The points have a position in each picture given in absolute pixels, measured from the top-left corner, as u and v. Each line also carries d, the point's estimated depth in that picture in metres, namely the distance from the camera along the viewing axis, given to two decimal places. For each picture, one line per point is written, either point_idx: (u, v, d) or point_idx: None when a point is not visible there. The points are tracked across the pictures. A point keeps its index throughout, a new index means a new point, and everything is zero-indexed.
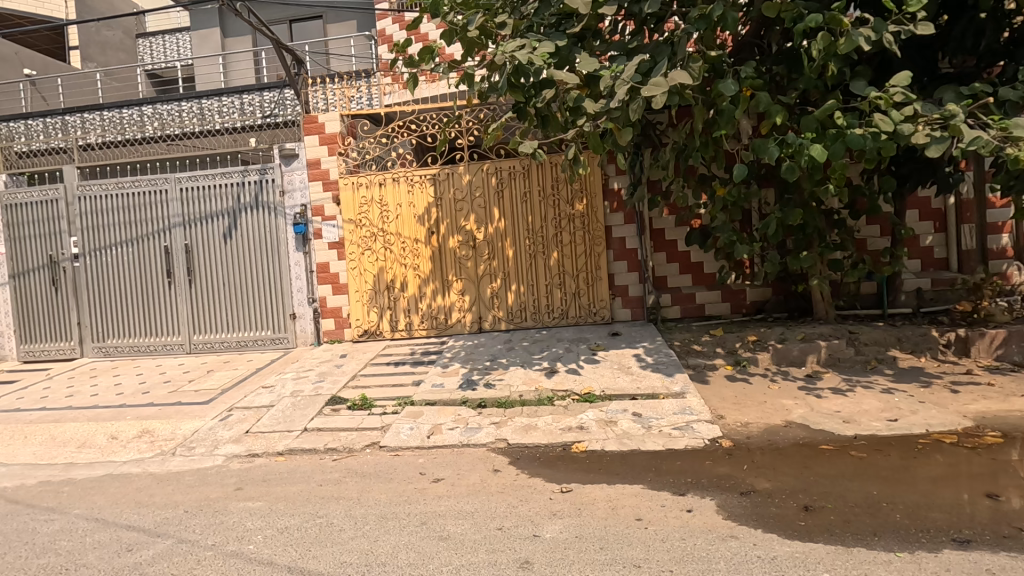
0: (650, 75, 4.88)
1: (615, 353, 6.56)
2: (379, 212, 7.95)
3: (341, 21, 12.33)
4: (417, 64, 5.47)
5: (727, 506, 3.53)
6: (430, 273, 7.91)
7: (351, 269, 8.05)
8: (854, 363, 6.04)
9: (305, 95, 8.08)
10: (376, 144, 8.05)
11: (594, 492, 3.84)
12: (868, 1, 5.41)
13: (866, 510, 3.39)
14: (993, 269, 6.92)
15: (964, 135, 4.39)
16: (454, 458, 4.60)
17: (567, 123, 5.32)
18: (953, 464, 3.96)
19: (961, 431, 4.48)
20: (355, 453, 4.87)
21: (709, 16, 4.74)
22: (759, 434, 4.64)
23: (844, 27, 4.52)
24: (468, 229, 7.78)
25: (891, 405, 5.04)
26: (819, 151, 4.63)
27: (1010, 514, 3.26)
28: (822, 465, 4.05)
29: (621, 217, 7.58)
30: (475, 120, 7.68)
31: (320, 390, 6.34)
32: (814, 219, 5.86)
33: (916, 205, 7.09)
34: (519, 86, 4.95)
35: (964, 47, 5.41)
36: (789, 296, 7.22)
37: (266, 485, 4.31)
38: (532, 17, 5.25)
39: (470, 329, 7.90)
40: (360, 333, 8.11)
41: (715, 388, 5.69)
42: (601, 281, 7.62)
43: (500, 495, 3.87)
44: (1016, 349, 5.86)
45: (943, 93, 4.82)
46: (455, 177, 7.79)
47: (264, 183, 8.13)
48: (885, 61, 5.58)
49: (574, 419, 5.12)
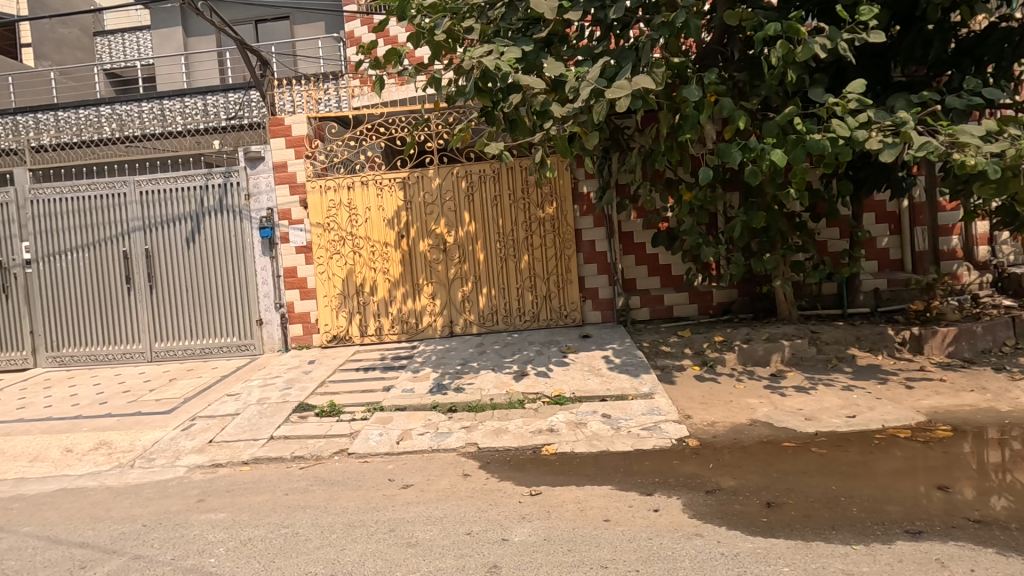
0: (615, 79, 4.96)
1: (586, 356, 6.60)
2: (348, 215, 7.86)
3: (309, 22, 12.22)
4: (383, 66, 5.42)
5: (693, 505, 3.59)
6: (400, 277, 7.85)
7: (319, 273, 7.93)
8: (816, 361, 6.22)
9: (271, 96, 7.92)
10: (345, 146, 7.90)
11: (563, 494, 3.86)
12: (824, 11, 5.57)
13: (825, 505, 3.49)
14: (944, 269, 7.24)
15: (914, 142, 4.56)
16: (424, 464, 4.57)
17: (534, 127, 5.35)
18: (909, 458, 4.10)
19: (915, 425, 4.65)
20: (323, 460, 4.80)
21: (672, 23, 4.87)
22: (725, 433, 4.74)
23: (802, 36, 4.67)
24: (439, 232, 7.76)
25: (850, 403, 5.20)
26: (780, 155, 4.75)
27: (960, 506, 3.39)
28: (785, 462, 4.15)
29: (590, 220, 7.65)
30: (444, 123, 7.63)
31: (287, 397, 6.21)
32: (776, 221, 6.02)
33: (873, 209, 7.35)
34: (486, 91, 4.99)
35: (915, 57, 5.59)
36: (754, 297, 7.40)
37: (230, 496, 4.20)
38: (500, 22, 5.30)
39: (441, 333, 7.86)
40: (329, 338, 8.00)
41: (683, 388, 5.79)
42: (572, 284, 7.66)
43: (469, 500, 3.86)
44: (966, 346, 6.10)
45: (895, 101, 5.01)
46: (424, 180, 7.75)
47: (229, 186, 7.95)
48: (841, 69, 5.76)
49: (544, 422, 5.14)
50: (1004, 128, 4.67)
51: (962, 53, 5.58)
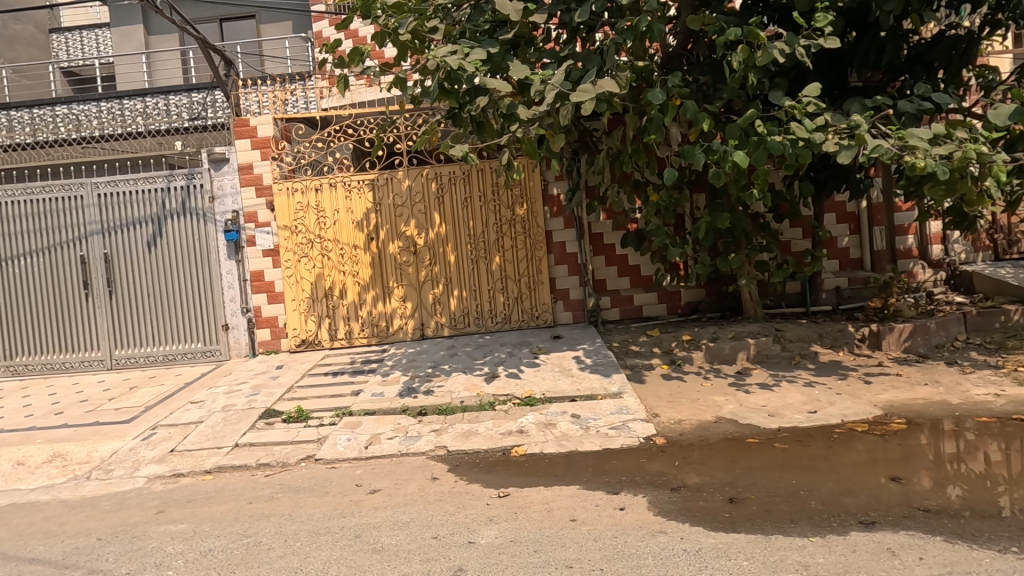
0: (580, 82, 5.00)
1: (556, 356, 6.64)
2: (316, 217, 7.75)
3: (275, 22, 12.02)
4: (347, 65, 5.37)
5: (658, 502, 3.63)
6: (370, 280, 7.77)
7: (287, 277, 7.80)
8: (780, 359, 6.36)
9: (235, 96, 7.75)
10: (313, 148, 7.80)
11: (531, 495, 3.88)
12: (783, 17, 5.72)
13: (784, 498, 3.58)
14: (901, 267, 7.49)
15: (868, 144, 4.70)
16: (392, 468, 4.54)
17: (501, 129, 5.36)
18: (868, 451, 4.23)
19: (872, 419, 4.81)
20: (290, 467, 4.71)
21: (636, 27, 4.91)
22: (692, 431, 4.82)
23: (761, 41, 4.79)
24: (409, 234, 7.70)
25: (812, 398, 5.34)
26: (742, 158, 4.86)
27: (912, 496, 3.52)
28: (749, 458, 4.24)
29: (561, 221, 7.67)
30: (412, 125, 7.59)
31: (253, 403, 6.09)
32: (740, 222, 6.13)
33: (833, 209, 7.56)
34: (452, 91, 4.98)
35: (869, 63, 5.76)
36: (721, 296, 7.54)
37: (191, 506, 4.10)
38: (465, 23, 5.28)
39: (412, 336, 7.81)
40: (298, 342, 7.87)
41: (652, 387, 5.86)
42: (543, 285, 7.68)
43: (437, 503, 3.84)
44: (922, 341, 6.31)
45: (850, 105, 5.16)
46: (394, 181, 7.69)
47: (192, 188, 7.77)
48: (800, 73, 5.91)
49: (514, 423, 5.14)
50: (952, 131, 4.85)
51: (914, 59, 5.78)
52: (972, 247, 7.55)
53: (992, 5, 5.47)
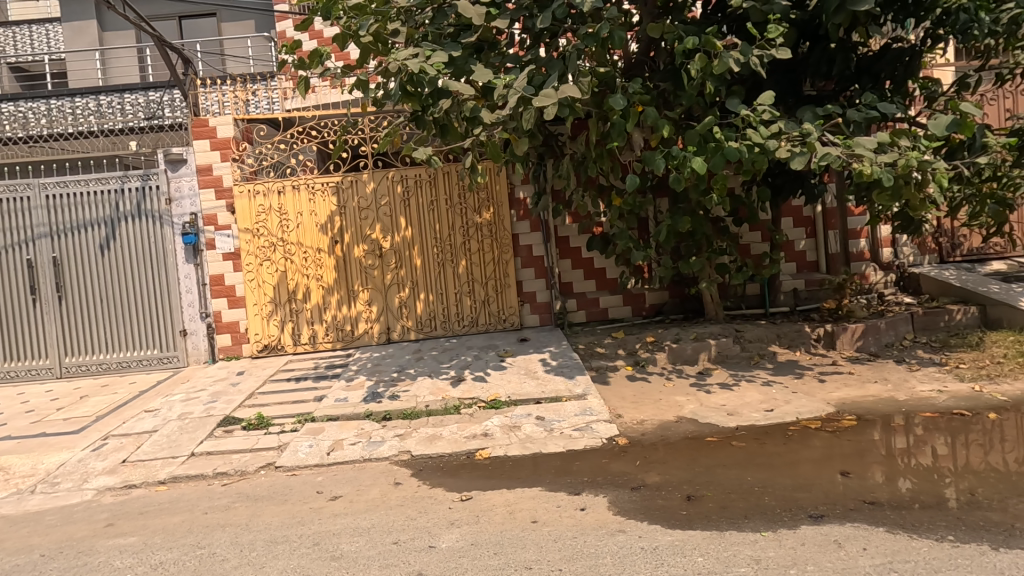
0: (543, 87, 5.06)
1: (522, 359, 6.67)
2: (279, 220, 7.61)
3: (237, 20, 11.76)
4: (307, 67, 5.31)
5: (618, 502, 3.69)
6: (334, 283, 7.66)
7: (248, 281, 7.63)
8: (740, 359, 6.53)
9: (194, 95, 7.55)
10: (275, 149, 7.65)
11: (493, 498, 3.89)
12: (739, 27, 5.88)
13: (739, 495, 3.67)
14: (855, 270, 7.77)
15: (818, 152, 4.87)
16: (355, 474, 4.48)
17: (466, 132, 5.36)
18: (820, 447, 4.38)
19: (824, 417, 4.97)
20: (248, 476, 4.61)
21: (597, 34, 4.98)
22: (653, 431, 4.90)
23: (717, 50, 4.93)
24: (374, 237, 7.63)
25: (769, 397, 5.50)
26: (700, 164, 4.98)
27: (859, 490, 3.66)
28: (707, 456, 4.34)
29: (527, 225, 7.70)
30: (376, 127, 7.54)
31: (211, 411, 5.93)
32: (701, 226, 6.26)
33: (791, 213, 7.82)
34: (415, 94, 4.96)
35: (821, 72, 5.97)
36: (684, 298, 7.69)
37: (142, 518, 3.97)
38: (428, 26, 5.30)
39: (377, 340, 7.73)
40: (260, 348, 7.70)
41: (616, 388, 5.95)
42: (509, 288, 7.70)
43: (398, 509, 3.80)
44: (873, 341, 6.56)
45: (803, 113, 5.34)
46: (359, 184, 7.61)
47: (147, 190, 7.54)
48: (756, 82, 6.10)
49: (479, 426, 5.15)
50: (896, 140, 5.05)
51: (863, 70, 6.03)
52: (920, 250, 7.90)
53: (933, 20, 5.75)
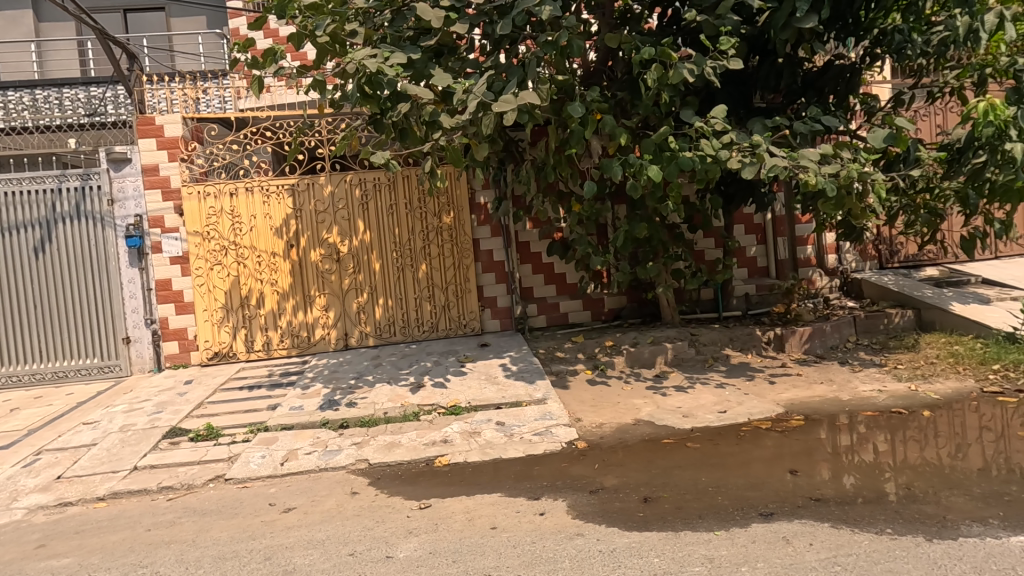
0: (502, 93, 5.08)
1: (482, 364, 6.64)
2: (231, 223, 7.36)
3: (187, 16, 11.33)
4: (261, 66, 5.17)
5: (577, 506, 3.71)
6: (289, 288, 7.46)
7: (198, 286, 7.33)
8: (695, 362, 6.71)
9: (139, 92, 7.23)
10: (227, 150, 7.41)
11: (453, 505, 3.85)
12: (693, 39, 6.08)
13: (694, 495, 3.76)
14: (802, 275, 8.10)
15: (766, 162, 5.05)
16: (310, 485, 4.36)
17: (425, 136, 5.31)
18: (771, 446, 4.53)
19: (774, 417, 5.16)
20: (196, 489, 4.41)
21: (556, 42, 5.03)
22: (612, 434, 4.97)
23: (673, 61, 5.07)
24: (331, 241, 7.48)
25: (722, 399, 5.66)
26: (656, 172, 5.10)
27: (807, 487, 3.80)
28: (664, 458, 4.43)
29: (488, 230, 7.69)
30: (334, 129, 7.41)
31: (156, 422, 5.66)
32: (657, 232, 6.39)
33: (742, 221, 8.10)
34: (373, 96, 4.88)
35: (770, 86, 6.22)
36: (642, 303, 7.84)
37: (78, 537, 3.75)
38: (387, 28, 5.27)
39: (335, 346, 7.55)
40: (210, 355, 7.41)
41: (576, 392, 6.00)
42: (469, 293, 7.67)
43: (355, 519, 3.72)
44: (819, 343, 6.86)
45: (753, 125, 5.54)
46: (316, 187, 7.44)
47: (87, 190, 7.19)
48: (710, 93, 6.30)
49: (438, 433, 5.09)
50: (839, 152, 5.30)
51: (808, 84, 6.32)
52: (861, 256, 8.31)
53: (872, 39, 6.08)
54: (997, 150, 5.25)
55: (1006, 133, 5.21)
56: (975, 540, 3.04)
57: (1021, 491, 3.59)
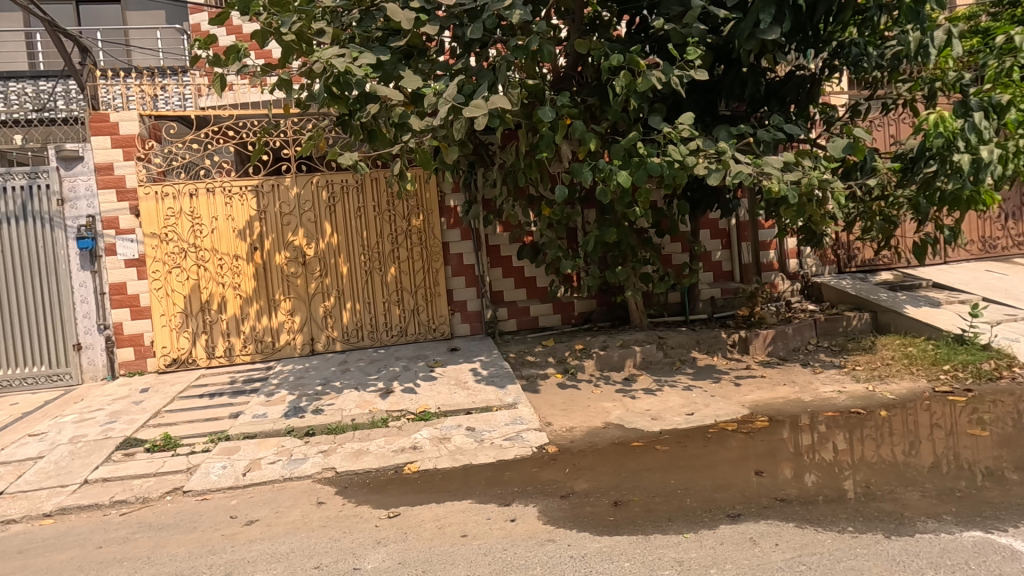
0: (473, 96, 5.05)
1: (452, 369, 6.58)
2: (191, 225, 7.11)
3: (145, 10, 10.94)
4: (223, 64, 5.00)
5: (548, 511, 3.70)
6: (253, 292, 7.25)
7: (155, 290, 7.06)
8: (663, 364, 6.81)
9: (92, 87, 6.94)
10: (187, 149, 7.16)
11: (422, 513, 3.79)
12: (661, 47, 6.18)
13: (663, 498, 3.80)
14: (765, 279, 8.32)
15: (732, 169, 5.14)
16: (273, 495, 4.22)
17: (394, 138, 5.25)
18: (737, 448, 4.61)
19: (740, 418, 5.26)
20: (151, 503, 4.23)
21: (527, 46, 5.02)
22: (582, 437, 4.98)
23: (641, 68, 5.13)
24: (297, 244, 7.31)
25: (689, 401, 5.75)
26: (625, 177, 5.15)
27: (772, 487, 3.88)
28: (633, 460, 4.47)
29: (457, 233, 7.64)
30: (299, 130, 7.24)
31: (109, 433, 5.40)
32: (626, 236, 6.46)
33: (708, 226, 8.26)
34: (341, 97, 4.79)
35: (735, 94, 6.37)
36: (611, 306, 7.90)
37: (22, 557, 3.54)
38: (355, 28, 5.21)
39: (301, 351, 7.37)
40: (167, 362, 7.14)
41: (546, 396, 6.01)
42: (439, 297, 7.59)
43: (321, 530, 3.62)
44: (781, 345, 7.05)
45: (718, 132, 5.65)
46: (281, 189, 7.26)
47: (35, 189, 6.87)
48: (676, 101, 6.41)
49: (407, 439, 5.01)
50: (801, 160, 5.45)
51: (771, 93, 6.48)
52: (821, 261, 8.58)
53: (830, 52, 6.30)
54: (947, 159, 5.55)
55: (955, 144, 5.51)
56: (930, 536, 3.16)
57: (970, 486, 3.75)
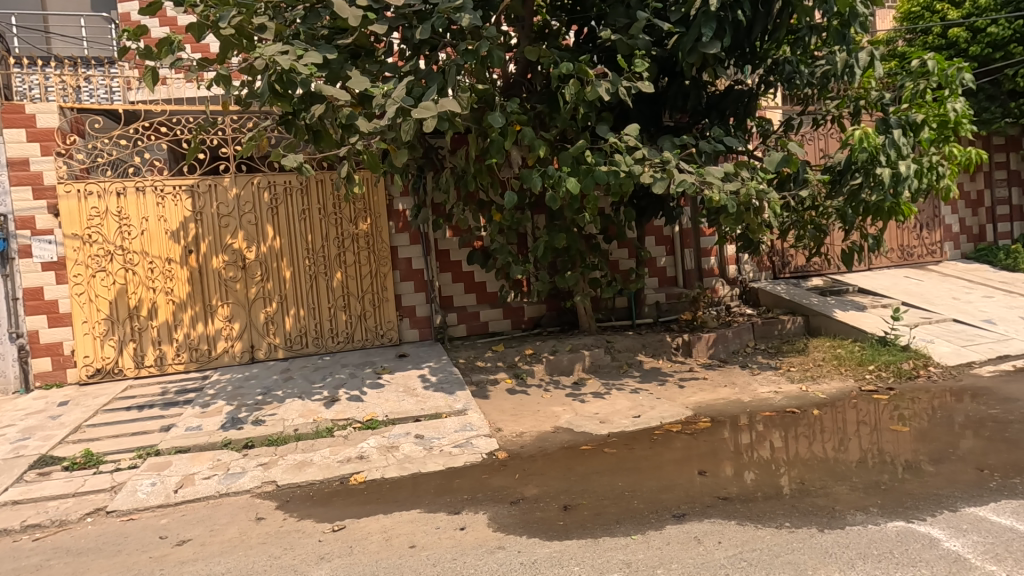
0: (422, 99, 4.98)
1: (401, 375, 6.45)
2: (118, 225, 6.68)
3: None
4: (154, 56, 4.73)
5: (497, 518, 3.67)
6: (187, 298, 6.87)
7: (76, 295, 6.59)
8: (611, 367, 6.92)
9: (5, 76, 6.43)
10: (114, 144, 6.72)
11: (369, 525, 3.68)
12: (609, 58, 6.33)
13: (612, 500, 3.85)
14: (707, 284, 8.63)
15: (675, 178, 5.30)
16: (208, 513, 3.99)
17: (341, 140, 5.12)
18: (682, 449, 4.74)
19: (684, 420, 5.42)
20: (70, 526, 3.91)
21: (476, 51, 5.01)
22: (532, 442, 4.99)
23: (590, 78, 5.22)
24: (236, 247, 6.99)
25: (636, 403, 5.87)
26: (573, 184, 5.22)
27: (715, 486, 4.01)
28: (582, 464, 4.51)
29: (406, 237, 7.52)
30: (239, 127, 6.95)
31: (21, 451, 4.97)
32: (575, 242, 6.54)
33: (653, 233, 8.50)
34: (285, 95, 4.61)
35: (678, 105, 6.61)
36: (560, 311, 7.95)
37: None
38: (299, 24, 5.05)
39: (240, 359, 7.04)
40: (90, 372, 6.66)
41: (496, 402, 5.99)
42: (387, 302, 7.43)
43: (259, 547, 3.44)
44: (722, 348, 7.33)
45: (663, 143, 5.83)
46: (218, 189, 6.93)
47: None
48: (623, 111, 6.58)
49: (353, 449, 4.87)
50: (740, 170, 5.68)
51: (712, 106, 6.73)
52: (758, 267, 9.00)
53: (765, 68, 6.63)
54: (870, 173, 5.97)
55: (877, 158, 5.93)
56: (858, 528, 3.34)
57: (893, 479, 3.99)
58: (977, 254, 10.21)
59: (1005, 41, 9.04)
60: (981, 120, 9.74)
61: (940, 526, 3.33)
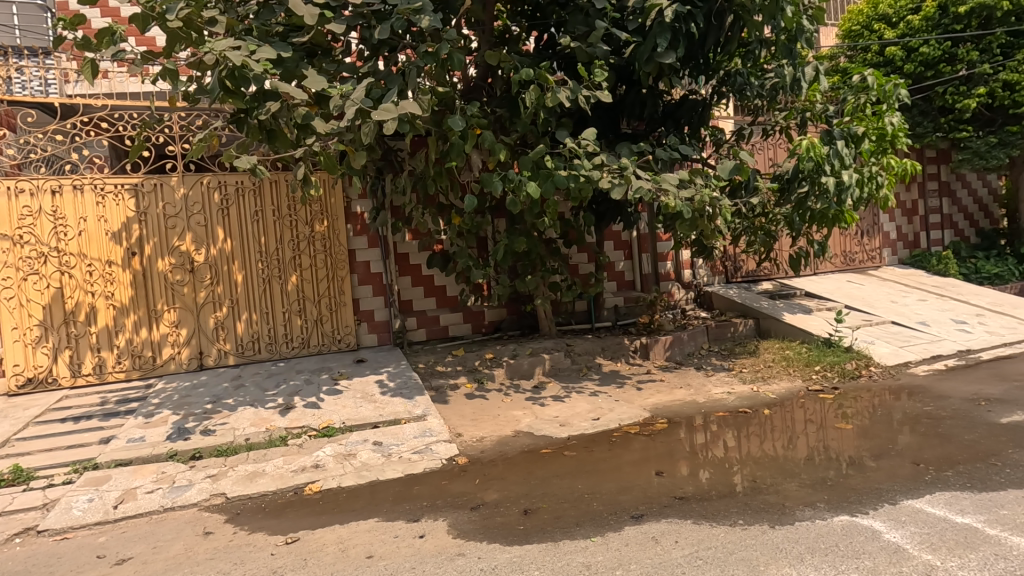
0: (381, 100, 4.91)
1: (359, 381, 6.31)
2: (52, 226, 6.30)
3: None
4: (95, 47, 4.48)
5: (457, 524, 3.63)
6: (130, 302, 6.54)
7: (5, 300, 6.17)
8: (570, 371, 6.98)
9: None
10: (49, 139, 6.34)
11: (324, 536, 3.57)
12: (568, 65, 6.40)
13: (572, 503, 3.87)
14: (663, 288, 8.83)
15: (633, 184, 5.39)
16: (152, 529, 3.79)
17: (297, 140, 4.99)
18: (639, 450, 4.81)
19: (642, 421, 5.51)
20: None
21: (437, 53, 4.96)
22: (492, 447, 4.96)
23: (550, 84, 5.25)
24: (184, 249, 6.69)
25: (595, 406, 5.94)
26: (533, 188, 5.25)
27: (672, 486, 4.08)
28: (543, 467, 4.52)
29: (364, 240, 7.38)
30: (186, 125, 6.68)
31: None
32: (535, 247, 6.56)
33: (611, 237, 8.62)
34: (236, 92, 4.44)
35: (636, 113, 6.73)
36: (520, 315, 7.96)
37: None
38: (253, 20, 4.88)
39: (187, 366, 6.74)
40: (21, 381, 6.25)
41: (456, 407, 5.94)
42: (344, 307, 7.26)
43: (207, 563, 3.29)
44: (678, 350, 7.50)
45: (621, 149, 5.93)
46: (165, 189, 6.64)
47: None
48: (582, 117, 6.66)
49: (308, 458, 4.73)
50: (694, 178, 5.83)
51: (668, 114, 6.92)
52: (711, 272, 9.27)
53: (718, 79, 6.85)
54: (816, 181, 6.23)
55: (822, 168, 6.20)
56: (807, 524, 3.47)
57: (838, 475, 4.17)
58: (912, 260, 10.84)
59: (936, 61, 9.65)
60: (914, 134, 10.36)
61: (881, 519, 3.50)
